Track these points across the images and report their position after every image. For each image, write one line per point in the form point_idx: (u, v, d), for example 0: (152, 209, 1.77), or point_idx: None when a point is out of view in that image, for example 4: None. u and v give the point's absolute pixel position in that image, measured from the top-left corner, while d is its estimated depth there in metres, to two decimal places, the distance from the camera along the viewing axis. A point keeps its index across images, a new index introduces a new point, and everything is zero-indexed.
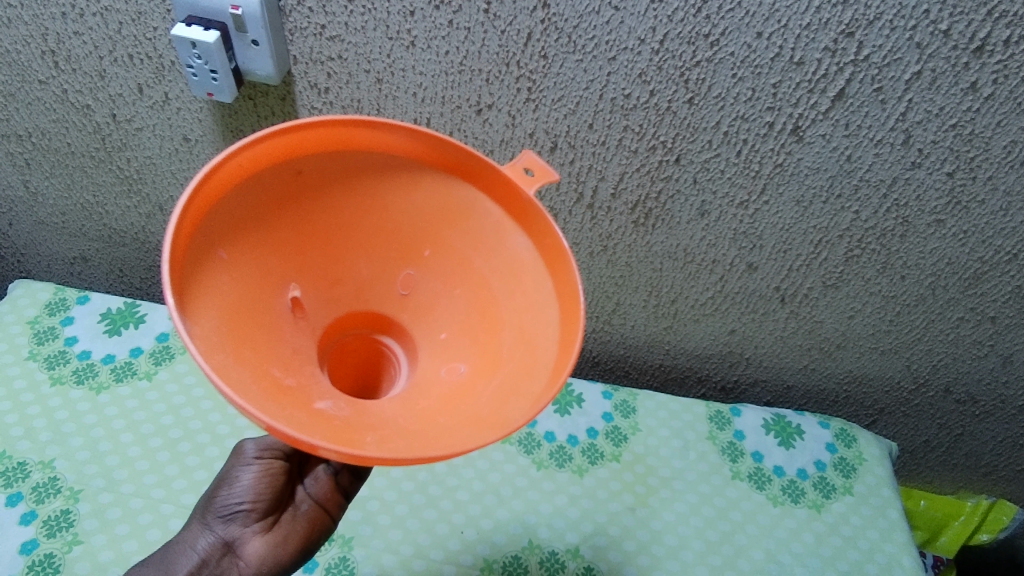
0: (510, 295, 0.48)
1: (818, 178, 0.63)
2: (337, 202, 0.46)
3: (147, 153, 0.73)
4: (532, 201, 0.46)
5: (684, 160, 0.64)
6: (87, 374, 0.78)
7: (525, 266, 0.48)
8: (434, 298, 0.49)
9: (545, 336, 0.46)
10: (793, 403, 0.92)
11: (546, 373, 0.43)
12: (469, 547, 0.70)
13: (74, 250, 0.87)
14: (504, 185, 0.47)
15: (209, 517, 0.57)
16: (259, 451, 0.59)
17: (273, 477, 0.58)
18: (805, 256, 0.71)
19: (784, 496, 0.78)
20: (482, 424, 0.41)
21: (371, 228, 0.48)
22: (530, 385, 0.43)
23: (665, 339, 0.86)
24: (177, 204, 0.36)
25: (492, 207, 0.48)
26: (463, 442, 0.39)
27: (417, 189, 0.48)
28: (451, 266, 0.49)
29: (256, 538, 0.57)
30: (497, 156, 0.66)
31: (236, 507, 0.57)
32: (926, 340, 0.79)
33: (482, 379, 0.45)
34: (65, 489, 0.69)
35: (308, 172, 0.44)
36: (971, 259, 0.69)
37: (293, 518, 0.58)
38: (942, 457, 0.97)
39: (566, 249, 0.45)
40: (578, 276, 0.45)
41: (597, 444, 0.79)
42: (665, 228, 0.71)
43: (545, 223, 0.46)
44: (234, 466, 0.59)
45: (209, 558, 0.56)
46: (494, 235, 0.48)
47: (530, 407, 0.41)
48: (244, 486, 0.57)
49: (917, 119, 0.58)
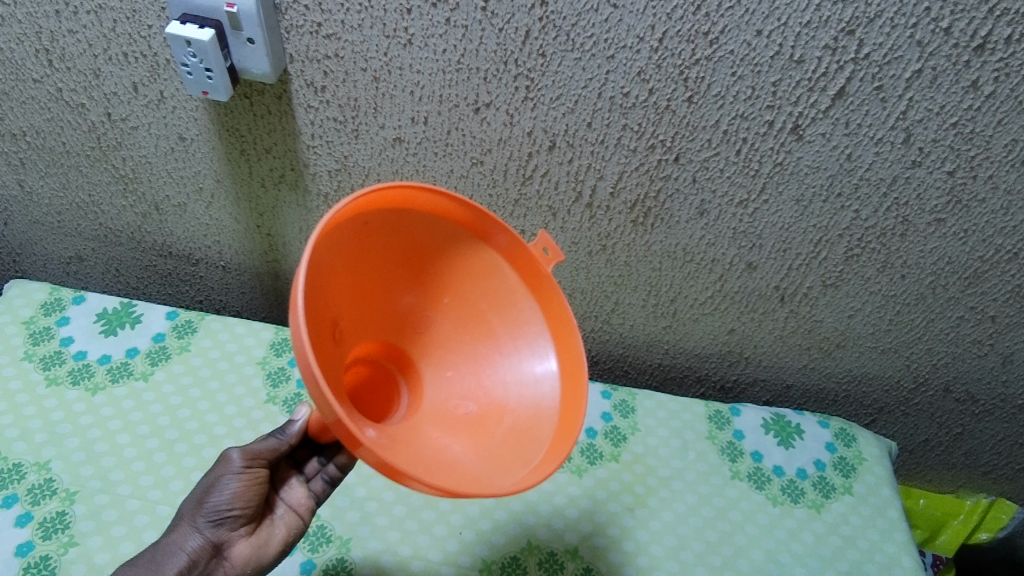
0: (514, 344, 0.57)
1: (818, 177, 0.63)
2: (386, 249, 0.53)
3: (143, 152, 0.72)
4: (551, 278, 0.56)
5: (683, 159, 0.63)
6: (84, 374, 0.77)
7: (530, 325, 0.58)
8: (445, 338, 0.58)
9: (545, 386, 0.56)
10: (792, 403, 0.91)
11: (553, 420, 0.53)
12: (468, 548, 0.70)
13: (70, 249, 0.86)
14: (524, 258, 0.57)
15: (199, 520, 0.58)
16: (246, 460, 0.59)
17: (258, 485, 0.60)
18: (805, 255, 0.71)
19: (784, 495, 0.78)
20: (506, 466, 0.50)
21: (406, 274, 0.56)
22: (539, 428, 0.53)
23: (664, 339, 0.85)
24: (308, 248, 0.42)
25: (510, 272, 0.57)
26: (501, 480, 0.48)
27: (450, 247, 0.56)
28: (465, 314, 0.58)
29: (242, 540, 0.59)
30: (496, 155, 0.66)
31: (226, 513, 0.58)
32: (926, 339, 0.79)
33: (494, 417, 0.54)
34: (61, 491, 0.69)
35: (374, 223, 0.51)
36: (972, 258, 0.69)
37: (272, 523, 0.61)
38: (941, 456, 0.96)
39: (573, 320, 0.56)
40: (581, 345, 0.55)
41: (596, 444, 0.79)
42: (664, 227, 0.70)
43: (556, 296, 0.56)
44: (222, 473, 0.59)
45: (198, 558, 0.57)
46: (508, 295, 0.58)
47: (551, 452, 0.51)
48: (233, 494, 0.58)
49: (918, 118, 0.57)
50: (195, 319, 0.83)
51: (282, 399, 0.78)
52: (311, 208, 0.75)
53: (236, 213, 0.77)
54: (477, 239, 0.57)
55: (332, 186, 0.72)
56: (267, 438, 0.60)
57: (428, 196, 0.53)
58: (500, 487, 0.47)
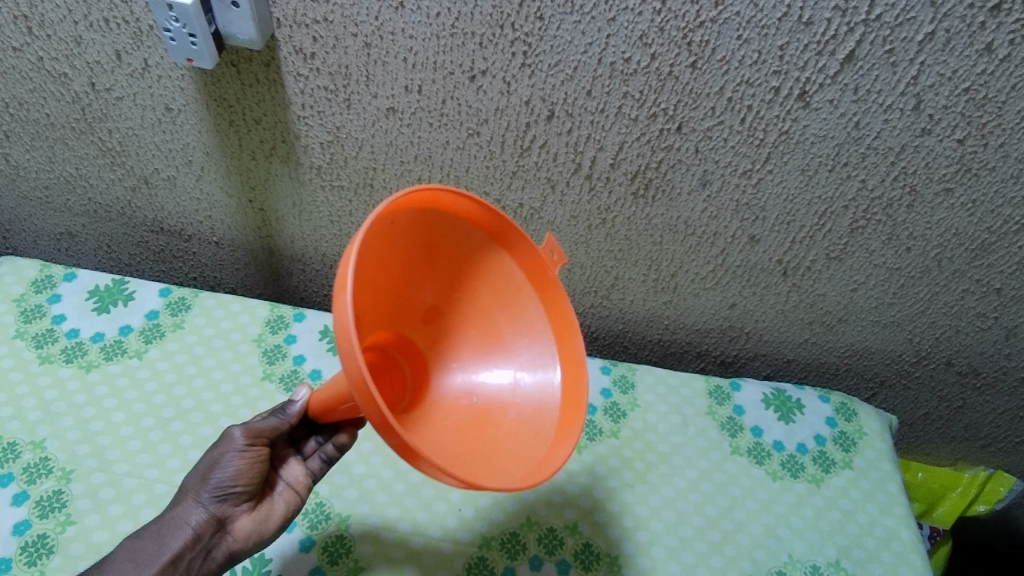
0: (517, 343, 0.58)
1: (824, 146, 0.61)
2: (406, 247, 0.53)
3: (129, 124, 0.70)
4: (557, 281, 0.57)
5: (686, 128, 0.61)
6: (77, 352, 0.76)
7: (534, 325, 0.58)
8: (453, 333, 0.59)
9: (547, 383, 0.56)
10: (793, 377, 0.91)
11: (555, 417, 0.54)
12: (468, 523, 0.70)
13: (60, 225, 0.85)
14: (532, 260, 0.57)
15: (204, 494, 0.58)
16: (250, 438, 0.59)
17: (261, 462, 0.60)
18: (809, 228, 0.69)
19: (784, 470, 0.78)
20: (514, 461, 0.50)
21: (421, 270, 0.56)
22: (541, 424, 0.54)
23: (664, 314, 0.84)
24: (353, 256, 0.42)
25: (518, 273, 0.58)
26: (511, 473, 0.49)
27: (466, 245, 0.56)
28: (472, 311, 0.58)
29: (244, 515, 0.59)
30: (493, 125, 0.64)
31: (229, 489, 0.58)
32: (929, 313, 0.78)
33: (499, 412, 0.55)
34: (57, 470, 0.68)
35: (400, 223, 0.50)
36: (979, 229, 0.67)
37: (272, 500, 0.61)
38: (941, 429, 0.96)
39: (576, 323, 0.57)
40: (582, 347, 0.56)
41: (595, 420, 0.79)
42: (666, 199, 0.69)
43: (561, 298, 0.57)
44: (226, 450, 0.59)
45: (202, 532, 0.56)
46: (515, 294, 0.58)
47: (555, 447, 0.51)
48: (238, 470, 0.58)
49: (929, 83, 0.55)
50: (189, 296, 0.82)
51: (279, 376, 0.77)
52: (304, 181, 0.73)
53: (227, 186, 0.75)
54: (490, 236, 0.57)
55: (325, 159, 0.70)
56: (269, 417, 0.60)
57: (450, 196, 0.53)
58: (509, 481, 0.48)
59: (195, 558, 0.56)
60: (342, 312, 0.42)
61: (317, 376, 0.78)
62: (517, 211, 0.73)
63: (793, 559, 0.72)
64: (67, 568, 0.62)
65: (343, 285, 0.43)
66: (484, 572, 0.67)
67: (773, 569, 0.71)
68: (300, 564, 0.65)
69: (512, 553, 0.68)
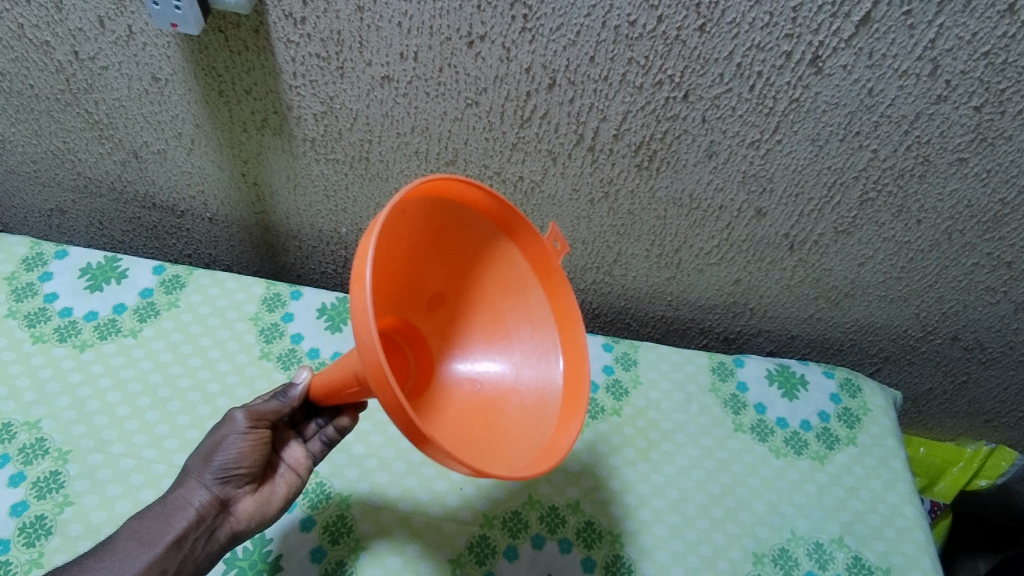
0: (520, 330, 0.56)
1: (836, 114, 0.59)
2: (413, 235, 0.51)
3: (116, 95, 0.68)
4: (561, 270, 0.55)
5: (692, 96, 0.59)
6: (70, 331, 0.75)
7: (535, 314, 0.57)
8: (455, 320, 0.57)
9: (547, 370, 0.55)
10: (796, 353, 0.90)
11: (556, 406, 0.53)
12: (469, 502, 0.69)
13: (50, 202, 0.83)
14: (537, 249, 0.55)
15: (207, 475, 0.57)
16: (252, 420, 0.58)
17: (263, 444, 0.59)
18: (817, 200, 0.68)
19: (787, 447, 0.77)
20: (517, 447, 0.50)
21: (426, 257, 0.54)
22: (543, 412, 0.53)
23: (667, 290, 0.83)
24: (371, 248, 0.41)
25: (522, 261, 0.56)
26: (515, 461, 0.48)
27: (471, 233, 0.55)
28: (475, 298, 0.57)
29: (248, 497, 0.59)
30: (492, 95, 0.62)
31: (232, 471, 0.57)
32: (937, 287, 0.76)
33: (501, 399, 0.54)
34: (53, 450, 0.67)
35: (410, 211, 0.49)
36: (992, 200, 0.65)
37: (273, 482, 0.61)
38: (945, 405, 0.95)
39: (578, 313, 0.55)
40: (585, 337, 0.55)
41: (597, 398, 0.78)
42: (670, 171, 0.67)
43: (564, 286, 0.56)
44: (227, 432, 0.58)
45: (206, 514, 0.56)
46: (518, 282, 0.57)
47: (557, 434, 0.51)
48: (241, 453, 0.57)
49: (947, 47, 0.53)
50: (183, 274, 0.80)
51: (276, 355, 0.76)
52: (297, 154, 0.71)
53: (219, 160, 0.73)
54: (496, 224, 0.55)
55: (319, 131, 0.68)
56: (271, 399, 0.60)
57: (460, 184, 0.51)
58: (515, 468, 0.47)
59: (198, 539, 0.55)
60: (361, 304, 0.41)
61: (315, 355, 0.77)
62: (518, 184, 0.71)
63: (796, 535, 0.71)
64: (66, 549, 0.62)
65: (361, 277, 0.42)
66: (486, 550, 0.67)
67: (775, 546, 0.70)
68: (301, 544, 0.65)
69: (514, 531, 0.68)
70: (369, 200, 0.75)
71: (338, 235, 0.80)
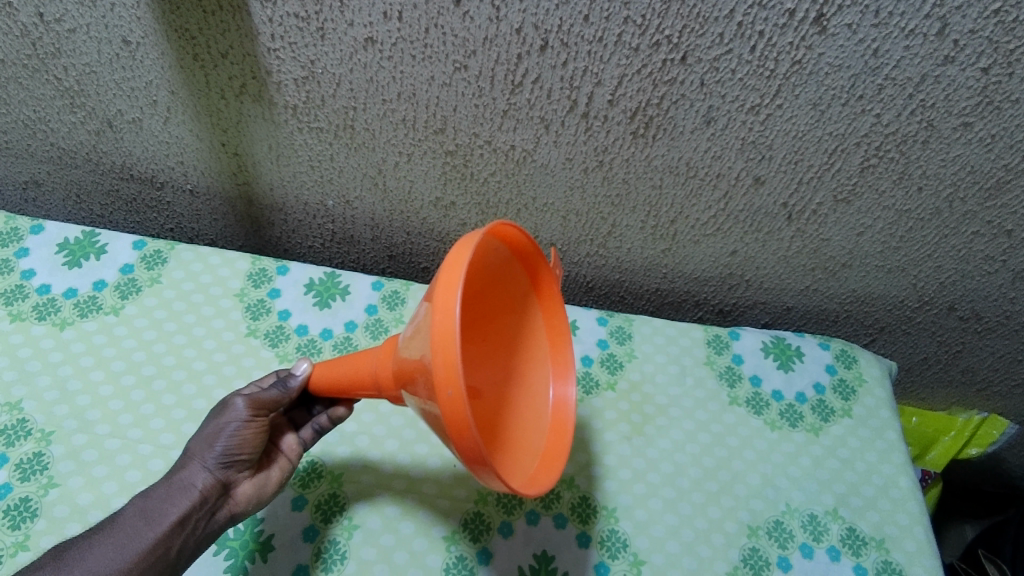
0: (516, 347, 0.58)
1: (839, 77, 0.57)
2: None
3: (85, 59, 0.65)
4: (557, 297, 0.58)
5: (691, 58, 0.57)
6: (50, 309, 0.73)
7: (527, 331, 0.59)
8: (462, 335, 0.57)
9: (538, 377, 0.59)
10: (792, 325, 0.89)
11: (547, 418, 0.57)
12: (463, 480, 0.68)
13: (24, 174, 0.80)
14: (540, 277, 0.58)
15: (210, 458, 0.55)
16: (254, 409, 0.57)
17: (264, 430, 0.59)
18: (817, 167, 0.66)
19: (782, 420, 0.76)
20: (521, 459, 0.52)
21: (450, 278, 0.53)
22: (536, 424, 0.56)
23: (663, 262, 0.81)
24: (462, 303, 0.40)
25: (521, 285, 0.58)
26: (522, 468, 0.51)
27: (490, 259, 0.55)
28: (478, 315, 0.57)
29: (246, 481, 0.58)
30: (481, 57, 0.59)
31: (234, 457, 0.56)
32: (936, 257, 0.75)
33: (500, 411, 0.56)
34: (36, 432, 0.66)
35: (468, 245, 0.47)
36: (995, 166, 0.64)
37: (269, 467, 0.61)
38: (939, 374, 0.95)
39: (569, 335, 0.59)
40: (573, 356, 0.58)
41: (592, 373, 0.77)
42: (667, 138, 0.64)
43: (558, 306, 0.58)
44: (228, 420, 0.57)
45: (209, 495, 0.54)
46: (518, 297, 0.59)
47: (554, 439, 0.55)
48: (244, 439, 0.57)
49: (957, 4, 0.51)
50: (165, 249, 0.78)
51: (263, 332, 0.74)
52: (278, 122, 0.68)
53: (198, 129, 0.70)
54: (515, 249, 0.55)
55: (300, 97, 0.65)
56: (270, 389, 0.59)
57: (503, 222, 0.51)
58: (525, 477, 0.51)
59: (200, 519, 0.54)
60: (446, 358, 0.40)
61: (303, 332, 0.75)
62: (509, 154, 0.68)
63: (791, 508, 0.71)
64: (52, 532, 0.61)
65: (447, 334, 0.40)
66: (481, 527, 0.65)
67: (771, 518, 0.70)
68: (292, 523, 0.64)
69: (508, 508, 0.67)
70: (355, 170, 0.73)
71: (324, 207, 0.78)
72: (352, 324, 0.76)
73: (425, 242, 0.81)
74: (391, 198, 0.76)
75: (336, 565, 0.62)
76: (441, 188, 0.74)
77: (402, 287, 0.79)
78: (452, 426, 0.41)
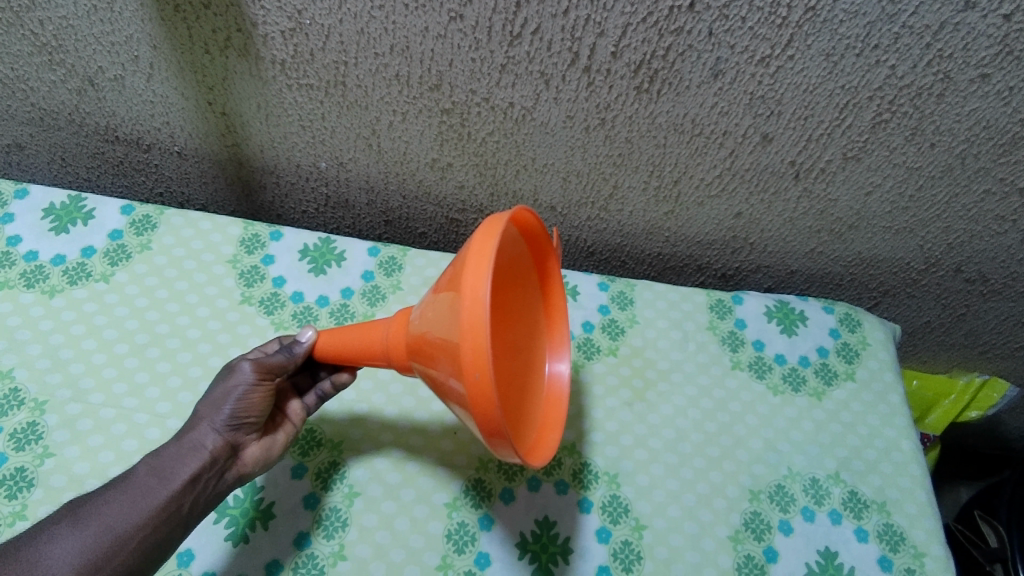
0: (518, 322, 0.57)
1: (854, 25, 0.54)
2: None
3: (62, 13, 0.62)
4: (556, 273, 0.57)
5: (699, 5, 0.54)
6: (38, 277, 0.71)
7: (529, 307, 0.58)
8: None
9: (536, 349, 0.58)
10: (794, 289, 0.87)
11: (546, 390, 0.56)
12: (463, 447, 0.67)
13: (5, 136, 0.77)
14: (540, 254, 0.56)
15: (219, 419, 0.54)
16: (260, 372, 0.56)
17: (271, 394, 0.57)
18: (827, 123, 0.63)
19: (785, 384, 0.75)
20: (524, 430, 0.52)
21: None
22: (536, 396, 0.56)
23: (665, 225, 0.79)
24: (493, 291, 0.39)
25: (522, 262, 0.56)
26: (524, 438, 0.51)
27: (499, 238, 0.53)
28: None
29: (253, 443, 0.57)
30: (478, 6, 0.56)
31: (242, 420, 0.55)
32: (944, 217, 0.73)
33: None
34: (29, 401, 0.65)
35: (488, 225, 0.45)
36: (1011, 121, 0.61)
37: (275, 431, 0.60)
38: (941, 337, 0.94)
39: (566, 308, 0.58)
40: (569, 330, 0.58)
41: (593, 339, 0.76)
42: (672, 93, 0.62)
43: (557, 280, 0.57)
44: (235, 383, 0.55)
45: (219, 455, 0.53)
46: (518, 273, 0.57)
47: (550, 410, 0.55)
48: (251, 403, 0.55)
49: None
50: (154, 214, 0.76)
51: (258, 299, 0.72)
52: (267, 79, 0.65)
53: (182, 86, 0.68)
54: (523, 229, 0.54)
55: (288, 52, 0.62)
56: (276, 354, 0.58)
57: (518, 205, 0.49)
58: (528, 448, 0.50)
59: (210, 479, 0.52)
60: (475, 345, 0.39)
61: (299, 299, 0.73)
62: (508, 111, 0.66)
63: (794, 472, 0.70)
64: (50, 501, 0.60)
65: (477, 323, 0.39)
66: (482, 493, 0.65)
67: (773, 482, 0.69)
68: (292, 490, 0.63)
69: (509, 474, 0.66)
70: (347, 130, 0.70)
71: (317, 169, 0.75)
72: (348, 290, 0.74)
73: (421, 206, 0.79)
74: (386, 159, 0.73)
75: (337, 533, 0.61)
76: (438, 148, 0.71)
77: (399, 253, 0.77)
78: (477, 411, 0.40)
